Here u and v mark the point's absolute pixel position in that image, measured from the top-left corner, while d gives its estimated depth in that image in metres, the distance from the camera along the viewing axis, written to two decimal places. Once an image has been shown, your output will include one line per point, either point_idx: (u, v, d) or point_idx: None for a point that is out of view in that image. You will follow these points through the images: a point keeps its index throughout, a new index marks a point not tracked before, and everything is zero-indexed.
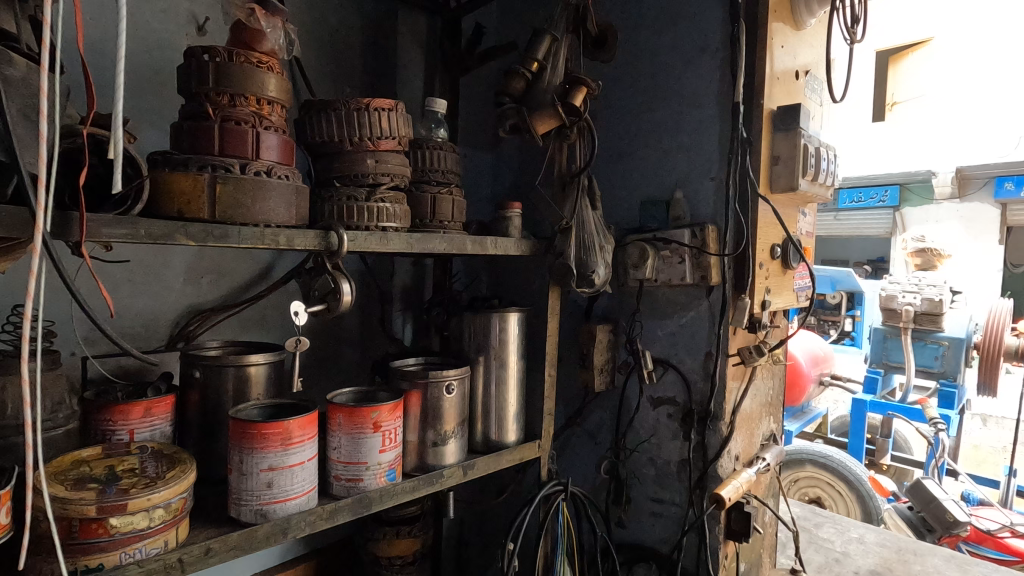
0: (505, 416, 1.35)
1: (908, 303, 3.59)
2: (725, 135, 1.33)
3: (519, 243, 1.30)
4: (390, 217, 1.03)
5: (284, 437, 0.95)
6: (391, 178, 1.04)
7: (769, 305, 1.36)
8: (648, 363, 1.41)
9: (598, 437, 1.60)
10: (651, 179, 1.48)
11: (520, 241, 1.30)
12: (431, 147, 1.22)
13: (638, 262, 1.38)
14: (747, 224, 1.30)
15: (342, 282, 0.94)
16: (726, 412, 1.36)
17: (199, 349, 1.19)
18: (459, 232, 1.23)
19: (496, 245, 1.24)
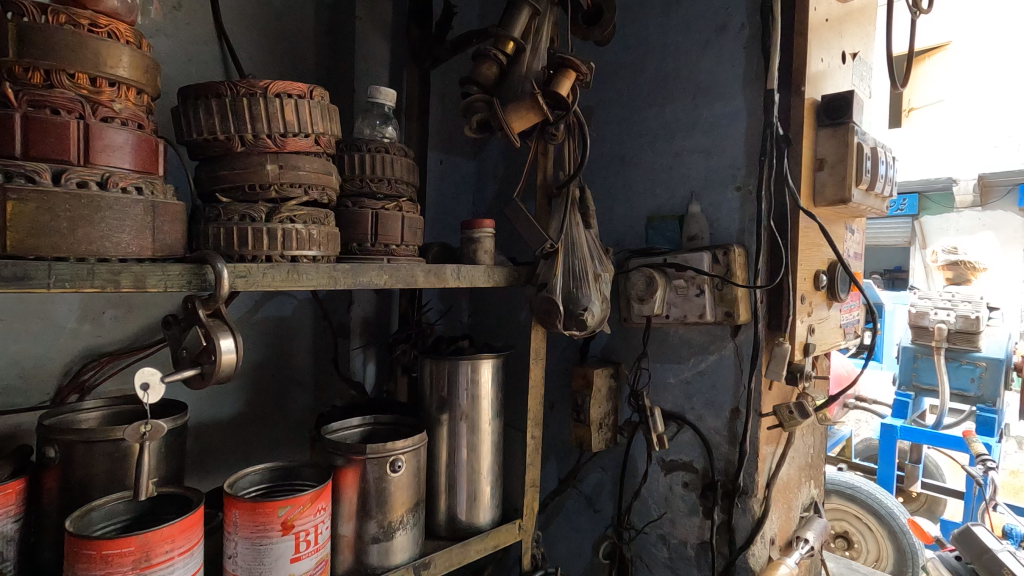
0: (476, 490, 1.06)
1: (941, 320, 3.19)
2: (756, 134, 1.05)
3: (492, 272, 1.02)
4: (303, 243, 0.76)
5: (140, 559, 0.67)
6: (304, 190, 0.77)
7: (813, 349, 1.05)
8: (657, 425, 1.11)
9: (598, 504, 1.30)
10: (660, 190, 1.20)
11: (494, 269, 1.02)
12: (373, 148, 0.94)
13: (644, 294, 1.10)
14: (786, 247, 1.00)
15: (218, 339, 0.66)
16: (759, 487, 1.06)
17: (68, 413, 0.91)
18: (409, 258, 0.95)
19: (460, 275, 0.96)
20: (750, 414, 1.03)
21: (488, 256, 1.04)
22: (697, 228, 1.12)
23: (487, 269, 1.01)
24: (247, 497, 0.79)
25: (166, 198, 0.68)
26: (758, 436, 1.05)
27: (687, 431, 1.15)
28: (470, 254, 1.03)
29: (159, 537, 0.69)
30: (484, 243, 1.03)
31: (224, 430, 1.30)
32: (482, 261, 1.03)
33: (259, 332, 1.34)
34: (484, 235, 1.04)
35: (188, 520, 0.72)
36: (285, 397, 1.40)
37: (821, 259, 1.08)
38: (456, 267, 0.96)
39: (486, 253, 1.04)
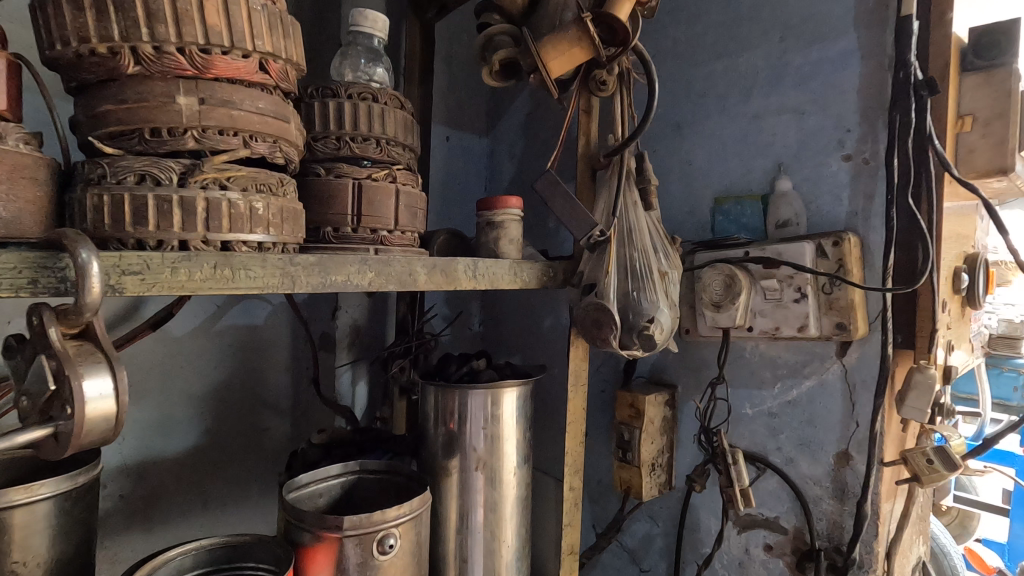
0: (499, 561, 0.80)
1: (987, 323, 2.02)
2: (876, 82, 0.78)
3: (521, 269, 0.75)
4: (239, 222, 0.49)
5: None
6: (241, 139, 0.50)
7: (956, 374, 0.77)
8: (744, 477, 0.79)
9: (646, 563, 1.04)
10: (734, 164, 0.92)
11: (523, 265, 0.75)
12: (357, 94, 0.67)
13: (721, 299, 0.82)
14: (929, 234, 0.72)
15: (78, 379, 0.39)
16: (878, 558, 0.79)
17: None
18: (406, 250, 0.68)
19: (478, 276, 0.69)
20: (870, 463, 0.76)
21: (516, 248, 0.77)
22: (789, 210, 0.85)
23: (515, 264, 0.74)
24: None
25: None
26: (879, 491, 0.78)
27: (772, 477, 0.89)
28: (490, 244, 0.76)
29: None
30: (510, 230, 0.76)
31: (177, 469, 1.03)
32: (507, 254, 0.76)
33: (224, 344, 1.08)
34: (510, 220, 0.77)
35: None
36: (258, 425, 1.14)
37: (958, 252, 0.81)
38: (471, 262, 0.69)
39: (514, 244, 0.77)
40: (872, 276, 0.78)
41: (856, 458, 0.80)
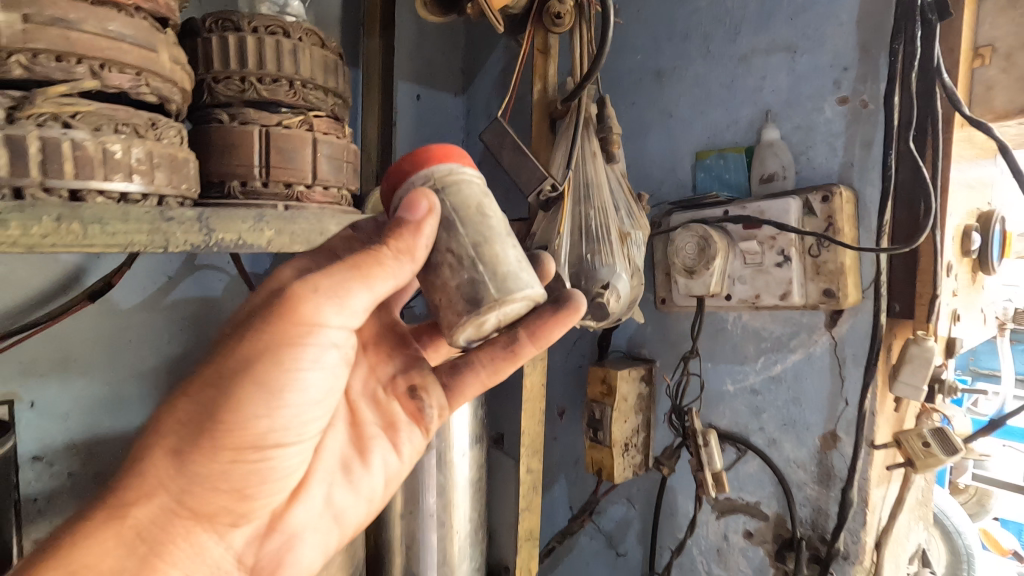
0: (450, 548, 0.74)
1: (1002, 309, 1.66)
2: (879, 11, 0.67)
3: (507, 281, 0.42)
4: (88, 165, 0.42)
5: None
6: (87, 68, 0.42)
7: (960, 347, 0.69)
8: (715, 460, 0.73)
9: (622, 546, 0.98)
10: (717, 114, 0.82)
11: (510, 241, 0.44)
12: (262, 26, 0.58)
13: (694, 264, 0.73)
14: (934, 185, 0.62)
15: None
16: (866, 549, 0.72)
17: None
18: (398, 427, 0.57)
19: (484, 323, 0.42)
20: (858, 445, 0.68)
21: (484, 200, 0.43)
22: (776, 163, 0.74)
23: (472, 267, 0.42)
24: None
25: None
26: (869, 477, 0.70)
27: (753, 460, 0.81)
28: (575, 309, 0.50)
29: (221, 466, 0.42)
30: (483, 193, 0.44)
31: None
32: (446, 252, 0.42)
33: None
34: (458, 171, 0.43)
35: None
36: None
37: (970, 209, 0.70)
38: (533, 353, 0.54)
39: (489, 202, 0.44)
40: (866, 237, 0.68)
41: (844, 440, 0.72)
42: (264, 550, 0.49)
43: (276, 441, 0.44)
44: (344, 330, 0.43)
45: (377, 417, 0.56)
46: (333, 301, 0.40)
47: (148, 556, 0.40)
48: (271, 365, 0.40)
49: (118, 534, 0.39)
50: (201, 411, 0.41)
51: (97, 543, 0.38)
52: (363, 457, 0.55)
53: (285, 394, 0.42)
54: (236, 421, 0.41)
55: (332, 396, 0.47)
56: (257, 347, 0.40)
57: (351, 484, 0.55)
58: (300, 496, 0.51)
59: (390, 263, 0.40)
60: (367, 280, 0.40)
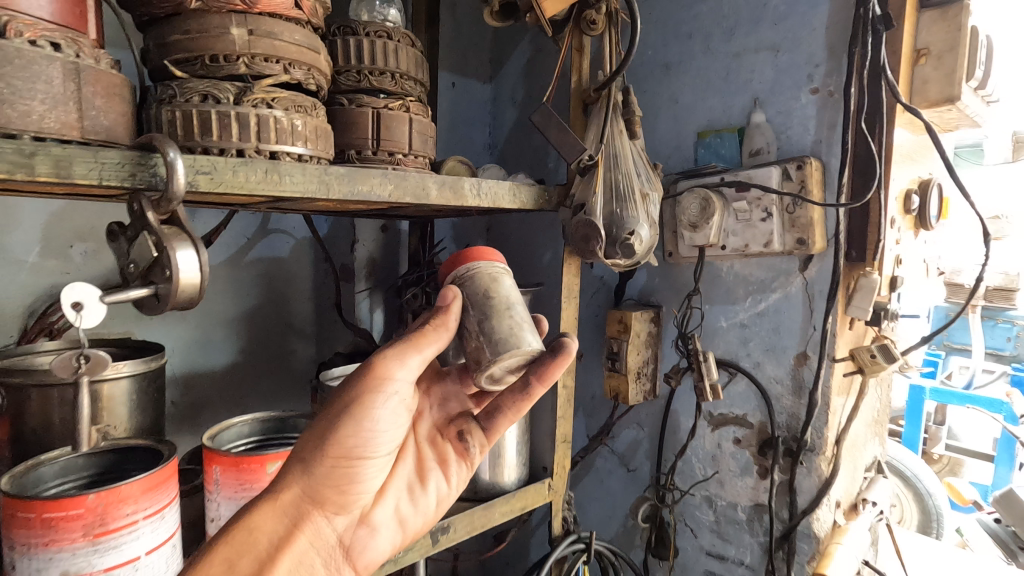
0: (502, 445, 0.94)
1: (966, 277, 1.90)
2: (843, 19, 0.86)
3: (500, 345, 0.62)
4: (282, 135, 0.60)
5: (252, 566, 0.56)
6: (282, 66, 0.60)
7: (901, 283, 0.89)
8: (712, 373, 0.95)
9: (633, 464, 1.18)
10: (715, 100, 1.01)
11: (509, 311, 0.64)
12: (373, 31, 0.76)
13: (697, 220, 0.93)
14: (880, 155, 0.82)
15: (173, 250, 0.51)
16: (828, 443, 0.92)
17: (28, 350, 0.78)
18: (449, 461, 0.79)
19: (491, 373, 0.63)
20: (823, 358, 0.88)
21: (491, 285, 0.64)
22: (761, 140, 0.94)
23: (481, 336, 0.63)
24: (230, 452, 0.67)
25: (98, 65, 0.51)
26: (830, 384, 0.90)
27: (742, 380, 1.00)
28: (564, 356, 0.63)
29: (334, 473, 0.62)
30: (492, 279, 0.65)
31: (219, 381, 1.20)
32: (466, 327, 0.64)
33: (254, 274, 1.22)
34: (472, 268, 0.66)
35: (154, 478, 0.59)
36: (285, 347, 1.29)
37: (910, 177, 0.90)
38: (545, 390, 0.72)
39: (495, 285, 0.65)
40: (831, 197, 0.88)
41: (812, 357, 0.91)
42: (356, 534, 0.67)
43: (361, 453, 0.62)
44: (407, 385, 0.63)
45: (435, 453, 0.79)
46: (400, 363, 0.61)
47: (291, 527, 0.60)
48: (363, 404, 0.61)
49: (275, 507, 0.59)
50: (319, 435, 0.61)
51: (263, 514, 0.58)
52: (424, 481, 0.76)
53: (368, 422, 0.62)
54: (339, 442, 0.61)
55: (399, 426, 0.66)
56: (351, 393, 0.61)
57: (415, 501, 0.74)
58: (380, 499, 0.71)
59: (433, 334, 0.62)
60: (419, 346, 0.62)
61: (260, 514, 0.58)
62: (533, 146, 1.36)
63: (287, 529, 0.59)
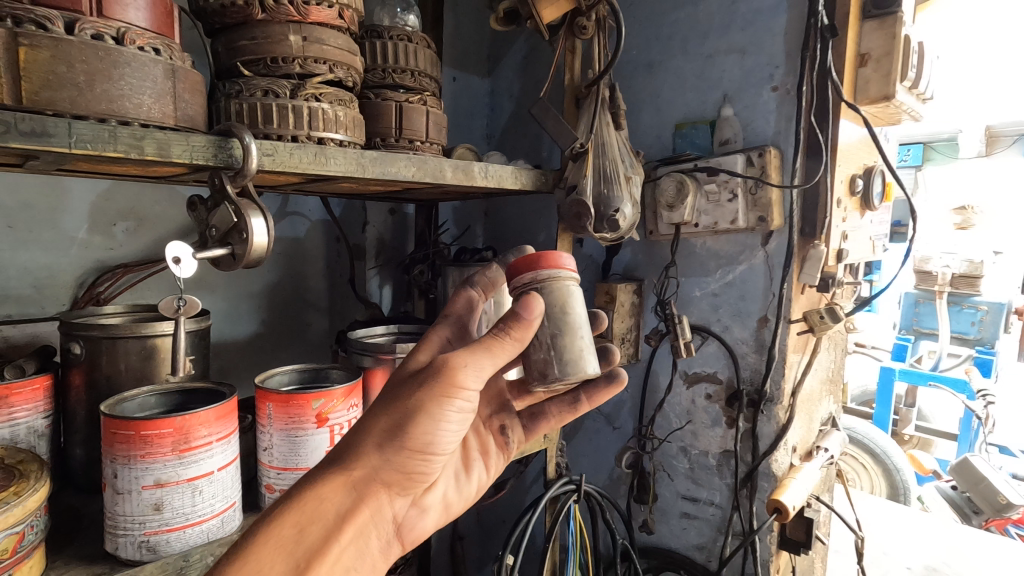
0: None
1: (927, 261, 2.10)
2: (797, 28, 1.00)
3: (567, 364, 0.68)
4: (329, 124, 0.72)
5: (316, 536, 0.56)
6: (329, 67, 0.72)
7: (846, 256, 1.04)
8: (686, 333, 1.09)
9: (618, 422, 1.32)
10: (691, 96, 1.14)
11: (578, 331, 0.69)
12: (395, 35, 0.88)
13: (674, 201, 1.07)
14: (827, 145, 0.97)
15: (249, 217, 0.64)
16: (785, 394, 1.07)
17: (92, 311, 0.89)
18: (490, 453, 0.83)
19: (552, 385, 0.69)
20: (780, 319, 1.02)
21: (566, 300, 0.69)
22: (730, 131, 1.07)
23: (551, 350, 0.69)
24: (280, 392, 0.79)
25: (184, 66, 0.63)
26: (787, 343, 1.05)
27: (713, 342, 1.15)
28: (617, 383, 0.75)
29: (404, 459, 0.60)
30: (566, 290, 0.69)
31: (243, 350, 1.28)
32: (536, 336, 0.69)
33: (276, 252, 1.31)
34: (553, 277, 0.68)
35: (224, 407, 0.71)
36: (302, 319, 1.38)
37: (854, 164, 1.05)
38: (589, 408, 0.83)
39: (570, 299, 0.69)
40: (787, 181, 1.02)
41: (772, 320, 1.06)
42: (409, 513, 0.67)
43: (436, 449, 0.61)
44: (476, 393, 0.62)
45: (479, 443, 0.83)
46: (476, 373, 0.60)
47: (354, 503, 0.58)
48: (440, 398, 0.58)
49: (345, 481, 0.58)
50: (395, 415, 0.59)
51: (332, 486, 0.58)
52: (469, 469, 0.79)
53: (443, 421, 0.59)
54: (415, 432, 0.58)
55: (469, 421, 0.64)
56: (426, 392, 0.58)
57: (460, 487, 0.76)
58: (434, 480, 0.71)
59: (510, 345, 0.61)
60: (494, 354, 0.60)
61: (325, 488, 0.58)
62: (528, 136, 1.49)
63: (351, 507, 0.58)
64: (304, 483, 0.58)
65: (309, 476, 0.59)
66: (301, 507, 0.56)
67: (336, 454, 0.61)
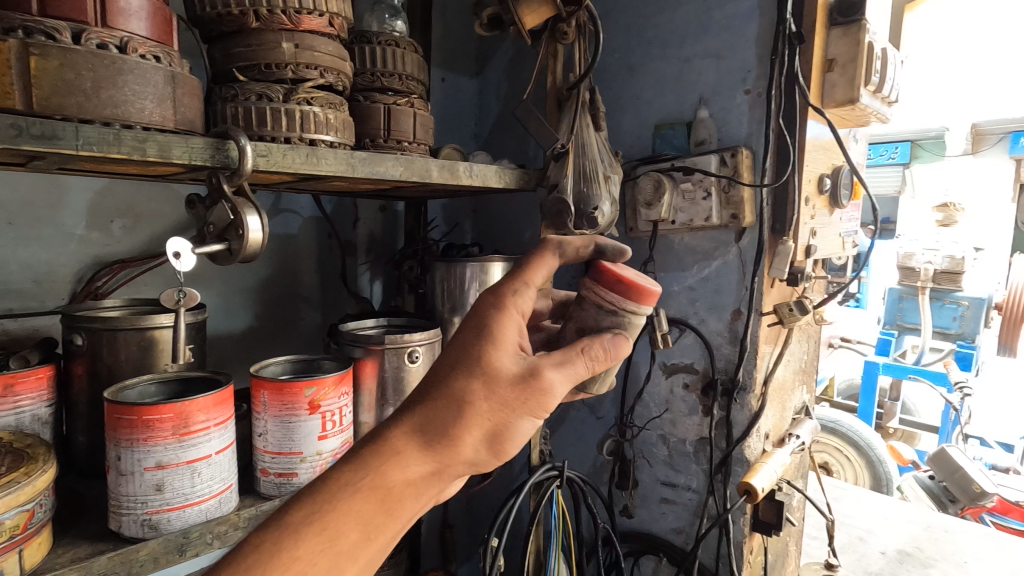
0: None
1: None
2: (767, 34, 1.05)
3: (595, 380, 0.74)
4: (320, 126, 0.76)
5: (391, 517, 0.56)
6: (320, 72, 0.76)
7: (814, 252, 1.10)
8: (663, 325, 1.14)
9: (601, 411, 1.37)
10: (669, 97, 1.19)
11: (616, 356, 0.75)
12: (383, 40, 0.92)
13: (652, 199, 1.12)
14: (794, 146, 1.02)
15: (245, 215, 0.68)
16: (757, 383, 1.13)
17: (92, 304, 0.93)
18: None
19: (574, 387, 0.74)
20: (751, 311, 1.08)
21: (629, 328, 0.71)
22: (705, 133, 1.12)
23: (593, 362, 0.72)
24: (274, 380, 0.83)
25: (183, 72, 0.67)
26: (758, 335, 1.10)
27: (690, 334, 1.20)
28: None
29: (488, 449, 0.59)
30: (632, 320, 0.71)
31: (237, 343, 1.32)
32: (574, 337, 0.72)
33: (269, 248, 1.35)
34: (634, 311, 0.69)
35: (221, 395, 0.75)
36: (295, 313, 1.42)
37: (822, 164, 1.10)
38: None
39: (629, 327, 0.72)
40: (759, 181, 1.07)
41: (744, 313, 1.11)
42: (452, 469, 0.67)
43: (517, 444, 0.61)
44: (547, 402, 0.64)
45: None
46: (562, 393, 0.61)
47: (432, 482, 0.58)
48: (538, 407, 0.59)
49: (434, 465, 0.57)
50: (495, 407, 0.58)
51: (414, 466, 0.57)
52: None
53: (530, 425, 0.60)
54: (510, 429, 0.58)
55: None
56: (521, 397, 0.58)
57: None
58: None
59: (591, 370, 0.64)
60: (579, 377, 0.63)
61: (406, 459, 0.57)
62: (514, 135, 1.53)
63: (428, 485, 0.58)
64: (388, 450, 0.57)
65: (392, 441, 0.57)
66: (380, 477, 0.56)
67: (426, 422, 0.57)
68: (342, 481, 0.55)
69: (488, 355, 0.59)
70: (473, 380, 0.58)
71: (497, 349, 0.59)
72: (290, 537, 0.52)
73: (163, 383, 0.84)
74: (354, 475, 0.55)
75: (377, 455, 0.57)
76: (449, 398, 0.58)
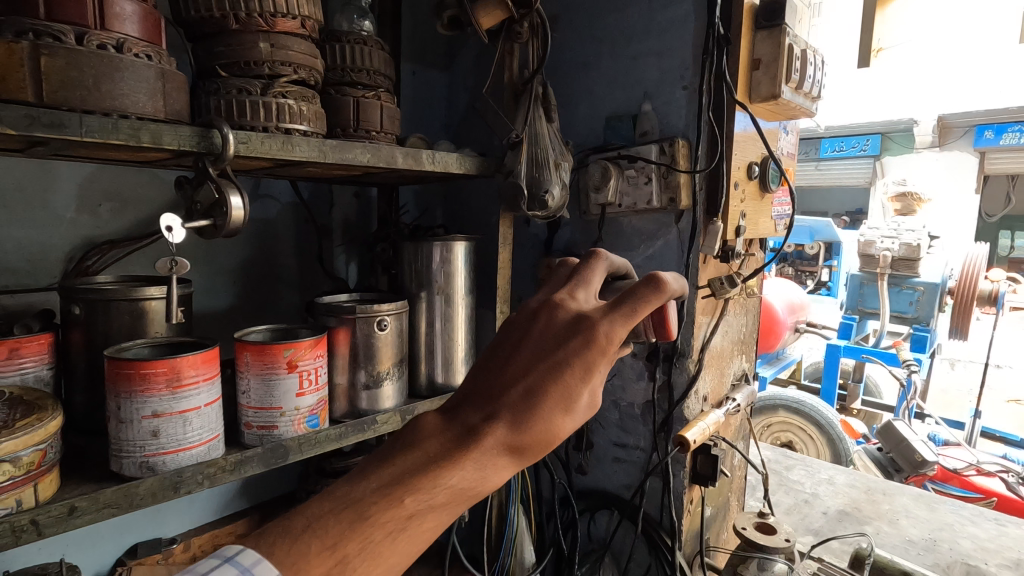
0: (453, 356, 1.26)
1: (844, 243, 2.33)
2: (700, 36, 1.17)
3: None
4: (295, 117, 0.86)
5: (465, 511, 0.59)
6: (293, 69, 0.86)
7: (743, 231, 1.23)
8: None
9: None
10: (617, 92, 1.30)
11: None
12: (350, 38, 1.02)
13: (600, 184, 1.24)
14: (723, 137, 1.14)
15: (228, 196, 0.78)
16: (694, 349, 1.25)
17: (85, 279, 1.01)
18: None
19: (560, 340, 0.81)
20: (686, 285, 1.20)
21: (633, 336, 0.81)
22: (649, 124, 1.24)
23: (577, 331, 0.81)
24: (256, 343, 0.93)
25: (170, 68, 0.76)
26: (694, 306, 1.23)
27: None
28: None
29: None
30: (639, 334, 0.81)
31: (220, 319, 1.41)
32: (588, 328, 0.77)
33: (250, 230, 1.44)
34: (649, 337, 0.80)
35: (208, 354, 0.85)
36: (273, 293, 1.52)
37: (750, 153, 1.23)
38: None
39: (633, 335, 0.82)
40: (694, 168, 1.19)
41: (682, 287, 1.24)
42: None
43: None
44: None
45: None
46: None
47: None
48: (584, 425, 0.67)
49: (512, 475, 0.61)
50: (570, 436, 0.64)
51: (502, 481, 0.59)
52: None
53: None
54: None
55: None
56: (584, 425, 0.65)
57: None
58: None
59: None
60: None
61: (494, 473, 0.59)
62: (479, 125, 1.64)
63: None
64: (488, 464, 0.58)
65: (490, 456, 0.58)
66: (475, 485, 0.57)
67: (522, 443, 0.59)
68: (449, 483, 0.55)
69: (574, 393, 0.62)
70: (562, 415, 0.61)
71: (585, 388, 0.63)
72: (430, 512, 0.54)
73: (154, 346, 0.94)
74: (458, 480, 0.56)
75: (477, 466, 0.57)
76: (542, 428, 0.60)
